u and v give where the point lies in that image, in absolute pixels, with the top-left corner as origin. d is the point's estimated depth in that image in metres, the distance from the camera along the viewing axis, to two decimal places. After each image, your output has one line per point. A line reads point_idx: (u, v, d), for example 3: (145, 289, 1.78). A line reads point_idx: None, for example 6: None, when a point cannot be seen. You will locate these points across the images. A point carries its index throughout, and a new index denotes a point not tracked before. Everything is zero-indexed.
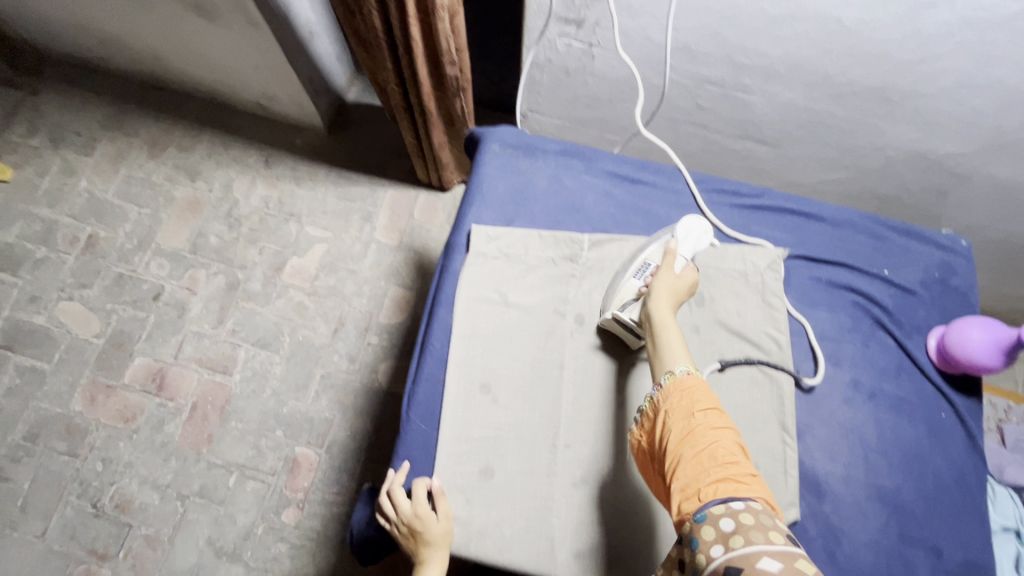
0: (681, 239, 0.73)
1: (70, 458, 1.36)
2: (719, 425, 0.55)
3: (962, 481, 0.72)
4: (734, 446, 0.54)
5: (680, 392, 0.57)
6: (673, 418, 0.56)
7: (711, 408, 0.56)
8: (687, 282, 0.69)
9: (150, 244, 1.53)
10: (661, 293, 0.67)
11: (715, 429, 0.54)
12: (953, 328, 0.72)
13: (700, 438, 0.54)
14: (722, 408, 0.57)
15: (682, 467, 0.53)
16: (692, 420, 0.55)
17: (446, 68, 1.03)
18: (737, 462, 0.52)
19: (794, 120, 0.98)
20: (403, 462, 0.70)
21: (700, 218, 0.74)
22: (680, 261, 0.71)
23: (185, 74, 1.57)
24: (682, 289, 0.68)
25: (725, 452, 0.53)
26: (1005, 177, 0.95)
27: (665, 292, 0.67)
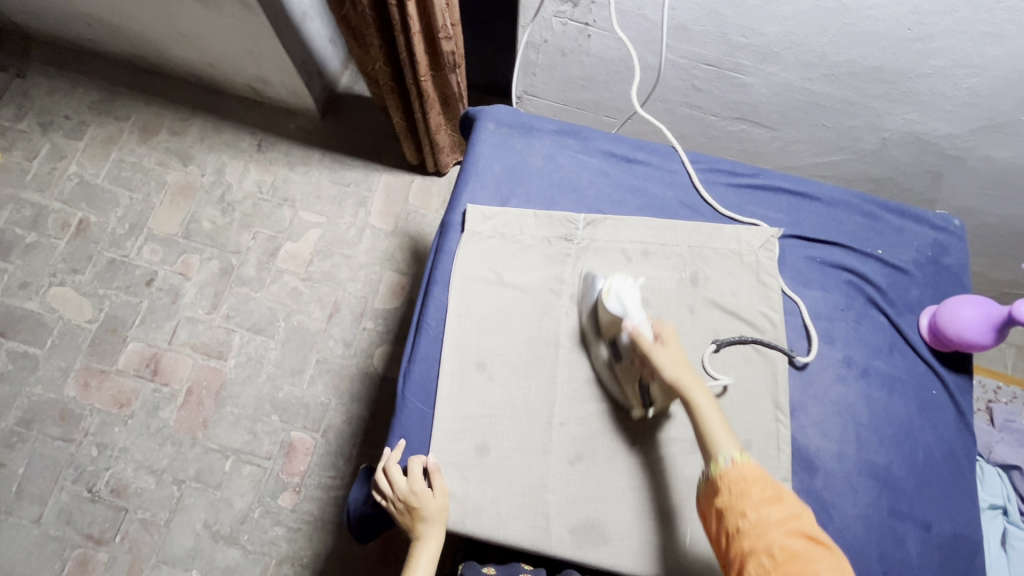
0: (626, 309, 0.67)
1: (65, 443, 1.35)
2: (776, 518, 0.55)
3: (952, 458, 0.73)
4: (794, 538, 0.54)
5: (729, 488, 0.58)
6: (728, 518, 0.57)
7: (765, 502, 0.56)
8: (675, 343, 0.66)
9: (142, 229, 1.52)
10: (676, 375, 0.63)
11: (771, 526, 0.55)
12: (946, 306, 0.73)
13: (756, 538, 0.55)
14: (778, 496, 0.57)
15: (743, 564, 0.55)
16: (745, 519, 0.56)
17: (442, 44, 1.01)
18: (799, 553, 0.53)
19: (790, 101, 0.98)
20: (399, 440, 0.70)
21: (622, 275, 0.69)
22: (647, 330, 0.66)
23: (176, 57, 1.54)
24: (681, 355, 0.65)
25: (782, 550, 0.53)
26: (1002, 159, 0.95)
27: (680, 374, 0.63)
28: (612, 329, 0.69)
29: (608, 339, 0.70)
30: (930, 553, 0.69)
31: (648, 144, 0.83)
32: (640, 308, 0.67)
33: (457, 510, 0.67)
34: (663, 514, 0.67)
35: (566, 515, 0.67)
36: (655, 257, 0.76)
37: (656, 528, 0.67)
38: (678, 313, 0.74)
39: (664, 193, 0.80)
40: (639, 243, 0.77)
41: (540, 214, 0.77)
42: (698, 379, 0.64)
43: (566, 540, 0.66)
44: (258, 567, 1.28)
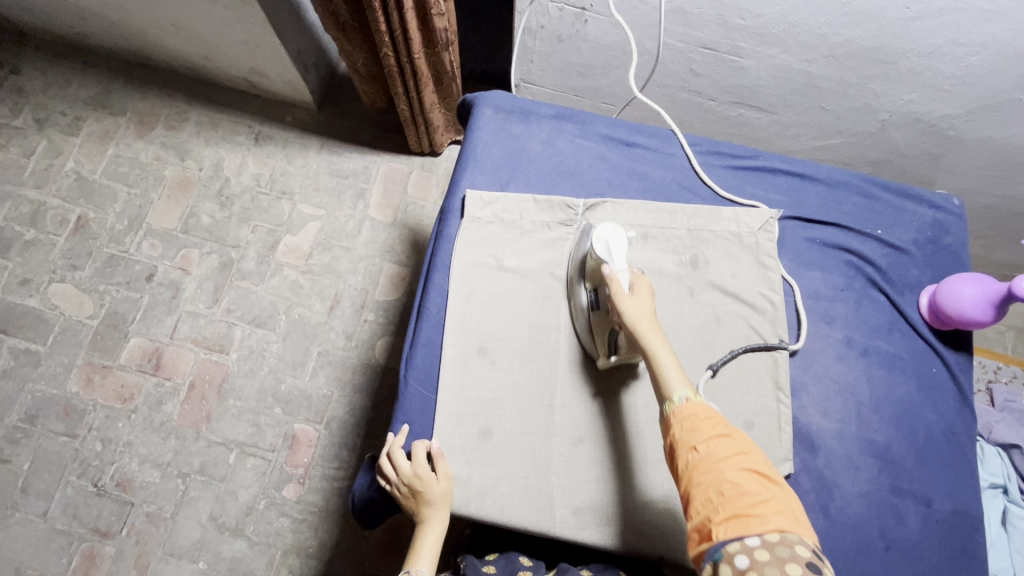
0: (608, 257, 0.68)
1: (70, 438, 1.36)
2: (724, 454, 0.56)
3: (952, 435, 0.73)
4: (742, 474, 0.55)
5: (680, 423, 0.59)
6: (680, 454, 0.58)
7: (715, 437, 0.57)
8: (648, 300, 0.67)
9: (141, 224, 1.51)
10: (638, 322, 0.64)
11: (720, 460, 0.55)
12: (946, 284, 0.73)
13: (705, 472, 0.55)
14: (727, 434, 0.58)
15: (693, 500, 0.55)
16: (695, 453, 0.57)
17: (435, 21, 1.00)
18: (746, 492, 0.53)
19: (789, 83, 0.97)
20: (402, 425, 0.70)
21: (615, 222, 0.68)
22: (625, 278, 0.67)
23: (171, 50, 1.53)
24: (651, 310, 0.67)
25: (729, 486, 0.54)
26: (1001, 139, 0.95)
27: (640, 321, 0.65)
28: (595, 278, 0.70)
29: (590, 287, 0.71)
30: (930, 529, 0.70)
31: (647, 128, 0.83)
32: (622, 257, 0.68)
33: (461, 493, 0.67)
34: (666, 494, 0.68)
35: (570, 498, 0.68)
36: (654, 241, 0.76)
37: (659, 507, 0.68)
38: (678, 296, 0.74)
39: (663, 177, 0.80)
40: (639, 227, 0.77)
41: (540, 198, 0.77)
42: (659, 329, 0.66)
43: (569, 521, 0.67)
44: (264, 558, 1.29)
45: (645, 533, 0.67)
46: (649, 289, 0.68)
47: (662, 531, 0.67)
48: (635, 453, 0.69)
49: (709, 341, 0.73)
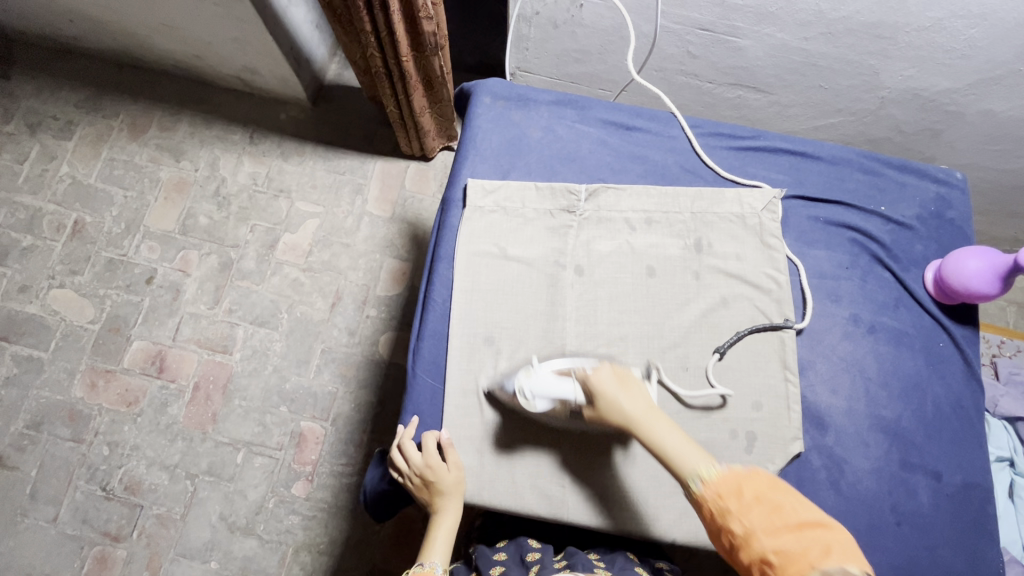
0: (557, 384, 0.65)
1: (76, 443, 1.36)
2: (760, 521, 0.54)
3: (961, 409, 0.73)
4: (785, 536, 0.52)
5: (713, 505, 0.56)
6: (724, 537, 0.55)
7: (748, 506, 0.55)
8: (612, 381, 0.64)
9: (138, 227, 1.51)
10: (626, 422, 0.62)
11: (760, 530, 0.53)
12: (951, 258, 0.73)
13: (752, 548, 0.53)
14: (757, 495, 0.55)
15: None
16: (735, 533, 0.54)
17: (423, 25, 0.99)
18: (795, 557, 0.51)
19: (787, 63, 0.97)
20: (412, 417, 0.70)
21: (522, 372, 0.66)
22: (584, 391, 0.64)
23: (162, 50, 1.51)
24: (625, 393, 0.64)
25: (779, 558, 0.51)
26: (1001, 112, 0.95)
27: (624, 420, 0.63)
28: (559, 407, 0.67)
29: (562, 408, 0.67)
30: (942, 503, 0.70)
31: (648, 112, 0.82)
32: (558, 378, 0.65)
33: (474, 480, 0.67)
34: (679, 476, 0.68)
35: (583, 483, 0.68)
36: (658, 225, 0.76)
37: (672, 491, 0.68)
38: (685, 280, 0.74)
39: (666, 160, 0.80)
40: (643, 211, 0.76)
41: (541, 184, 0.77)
42: (646, 408, 0.63)
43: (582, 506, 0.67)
44: (276, 556, 1.29)
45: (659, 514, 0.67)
46: (606, 370, 0.66)
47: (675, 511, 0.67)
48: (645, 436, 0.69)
49: (717, 325, 0.73)
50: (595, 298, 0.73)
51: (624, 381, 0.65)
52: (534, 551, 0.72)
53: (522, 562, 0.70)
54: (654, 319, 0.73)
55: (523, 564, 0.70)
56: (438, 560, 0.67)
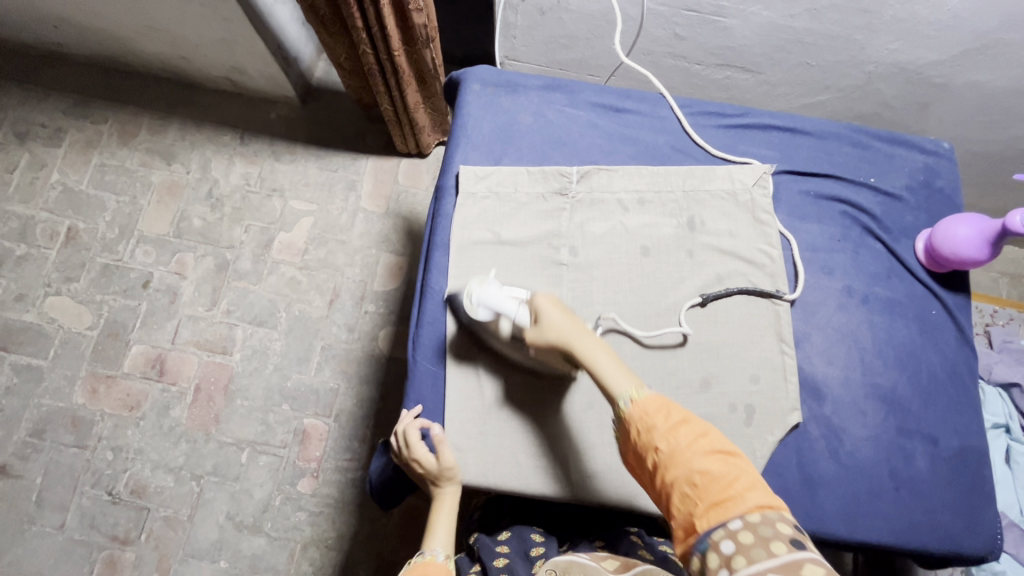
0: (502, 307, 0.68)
1: (80, 449, 1.36)
2: (686, 441, 0.53)
3: (954, 374, 0.74)
4: (710, 457, 0.52)
5: (637, 424, 0.56)
6: (646, 455, 0.55)
7: (674, 426, 0.55)
8: (556, 308, 0.66)
9: (132, 232, 1.50)
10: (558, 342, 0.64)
11: (685, 449, 0.53)
12: (941, 226, 0.73)
13: (675, 466, 0.53)
14: (686, 417, 0.55)
15: (676, 508, 0.52)
16: (659, 451, 0.54)
17: (413, 17, 0.98)
18: (719, 476, 0.51)
19: (774, 41, 0.97)
20: (413, 403, 0.71)
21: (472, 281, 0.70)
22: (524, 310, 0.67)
23: (148, 53, 1.50)
24: (566, 318, 0.66)
25: (701, 474, 0.51)
26: (987, 82, 0.96)
27: (559, 339, 0.64)
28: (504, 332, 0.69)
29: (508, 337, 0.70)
30: (939, 467, 0.71)
31: (638, 93, 0.83)
32: (505, 300, 0.68)
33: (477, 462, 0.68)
34: None
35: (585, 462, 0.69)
36: (650, 205, 0.77)
37: None
38: (678, 258, 0.75)
39: (656, 140, 0.80)
40: (635, 192, 0.77)
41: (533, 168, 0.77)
42: (581, 331, 0.64)
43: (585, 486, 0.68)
44: (284, 553, 1.30)
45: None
46: (550, 300, 0.67)
47: None
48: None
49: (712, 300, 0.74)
50: (590, 278, 0.74)
51: (567, 312, 0.66)
52: (537, 545, 0.73)
53: (526, 556, 0.71)
54: (650, 297, 0.74)
55: (527, 557, 0.72)
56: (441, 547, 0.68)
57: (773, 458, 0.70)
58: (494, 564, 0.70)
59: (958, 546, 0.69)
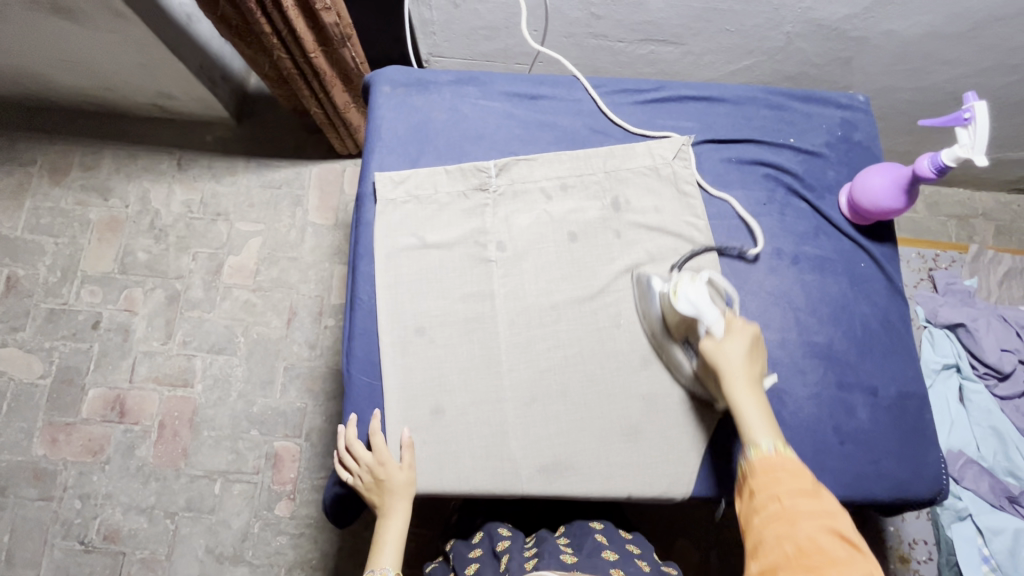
0: (693, 309, 0.64)
1: (46, 502, 1.32)
2: (806, 509, 0.55)
3: (888, 324, 0.75)
4: (825, 532, 0.53)
5: (761, 474, 0.59)
6: (759, 499, 0.58)
7: (799, 493, 0.56)
8: (744, 347, 0.63)
9: (76, 273, 1.46)
10: (727, 369, 0.63)
11: (802, 515, 0.55)
12: (859, 178, 0.74)
13: (785, 522, 0.55)
14: (815, 491, 0.56)
15: (757, 552, 0.55)
16: (777, 503, 0.56)
17: (322, 17, 0.94)
18: (826, 549, 0.52)
19: (689, 11, 0.97)
20: (351, 415, 0.70)
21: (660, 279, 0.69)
22: (720, 322, 0.64)
23: (68, 87, 1.45)
24: (749, 357, 0.63)
25: (807, 541, 0.53)
26: (902, 31, 0.96)
27: (725, 368, 0.63)
28: (680, 331, 0.68)
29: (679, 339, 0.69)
30: (880, 417, 0.72)
31: (552, 78, 0.82)
32: (711, 306, 0.64)
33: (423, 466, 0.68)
34: (625, 432, 0.69)
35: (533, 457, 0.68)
36: (573, 190, 0.76)
37: (618, 446, 0.69)
38: (606, 240, 0.74)
39: (574, 124, 0.79)
40: (556, 178, 0.76)
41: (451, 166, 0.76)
42: (753, 377, 0.63)
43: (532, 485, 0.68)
44: None
45: (611, 474, 0.68)
46: (746, 337, 0.64)
47: (628, 468, 0.68)
48: (586, 399, 0.70)
49: (642, 277, 0.73)
50: (520, 270, 0.73)
51: (753, 352, 0.64)
52: (504, 540, 0.73)
53: (495, 555, 0.72)
54: (581, 282, 0.73)
55: (495, 555, 0.72)
56: (389, 566, 0.68)
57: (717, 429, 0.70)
58: (466, 571, 0.71)
59: (906, 492, 0.70)
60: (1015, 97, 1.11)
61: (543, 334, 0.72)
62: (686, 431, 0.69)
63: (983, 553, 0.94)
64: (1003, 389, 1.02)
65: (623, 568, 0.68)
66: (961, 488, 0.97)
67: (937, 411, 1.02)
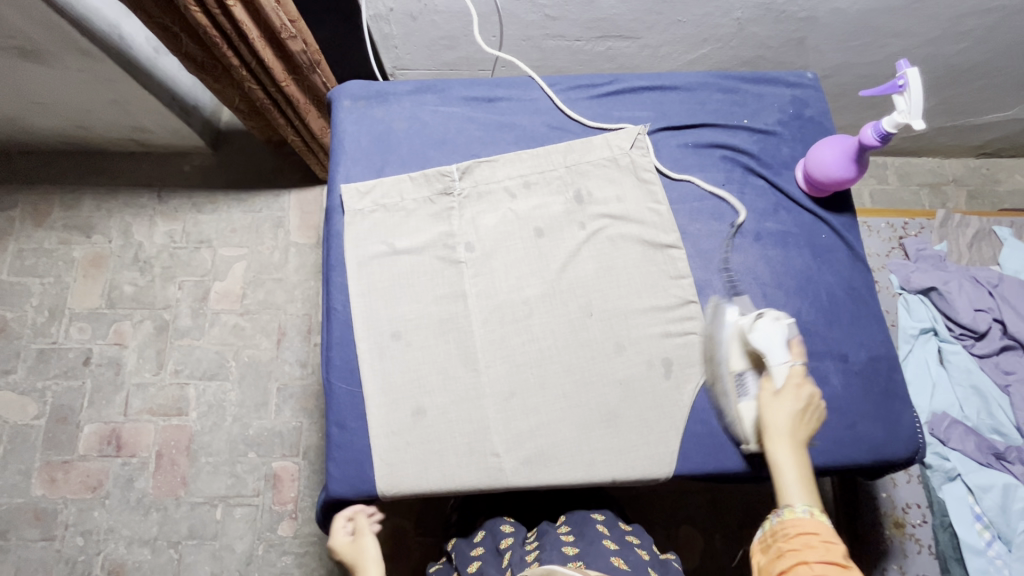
0: (767, 348, 0.68)
1: (48, 541, 1.32)
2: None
3: (853, 290, 0.77)
4: None
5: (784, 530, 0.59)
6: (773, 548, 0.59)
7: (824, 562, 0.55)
8: (792, 412, 0.65)
9: (63, 311, 1.47)
10: (773, 425, 0.64)
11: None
12: (811, 152, 0.77)
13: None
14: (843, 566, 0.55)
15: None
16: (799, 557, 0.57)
17: (290, 45, 0.96)
18: None
19: (640, 5, 0.99)
20: (334, 425, 0.71)
21: (779, 317, 0.69)
22: (779, 367, 0.67)
23: (43, 129, 1.47)
24: (795, 419, 0.65)
25: None
26: (847, 8, 0.99)
27: (770, 424, 0.65)
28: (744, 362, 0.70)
29: (734, 374, 0.71)
30: (853, 381, 0.73)
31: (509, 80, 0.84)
32: (779, 349, 0.67)
33: (410, 462, 0.69)
34: (603, 418, 0.70)
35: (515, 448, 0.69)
36: (536, 187, 0.78)
37: (598, 434, 0.70)
38: (570, 232, 0.76)
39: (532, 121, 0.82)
40: (519, 177, 0.78)
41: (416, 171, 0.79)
42: (797, 440, 0.64)
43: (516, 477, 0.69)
44: None
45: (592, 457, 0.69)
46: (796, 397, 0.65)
47: (607, 454, 0.69)
48: (564, 388, 0.71)
49: (607, 264, 0.75)
50: (490, 267, 0.75)
51: (800, 416, 0.65)
52: (507, 537, 0.74)
53: (498, 552, 0.73)
54: (552, 276, 0.75)
55: (499, 553, 0.73)
56: None
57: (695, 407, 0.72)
58: (467, 569, 0.72)
59: (884, 453, 0.72)
60: (966, 63, 1.13)
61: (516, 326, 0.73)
62: (666, 411, 0.71)
63: (975, 511, 0.95)
64: (980, 348, 1.03)
65: (623, 556, 0.69)
66: (948, 449, 0.98)
67: (916, 375, 1.04)
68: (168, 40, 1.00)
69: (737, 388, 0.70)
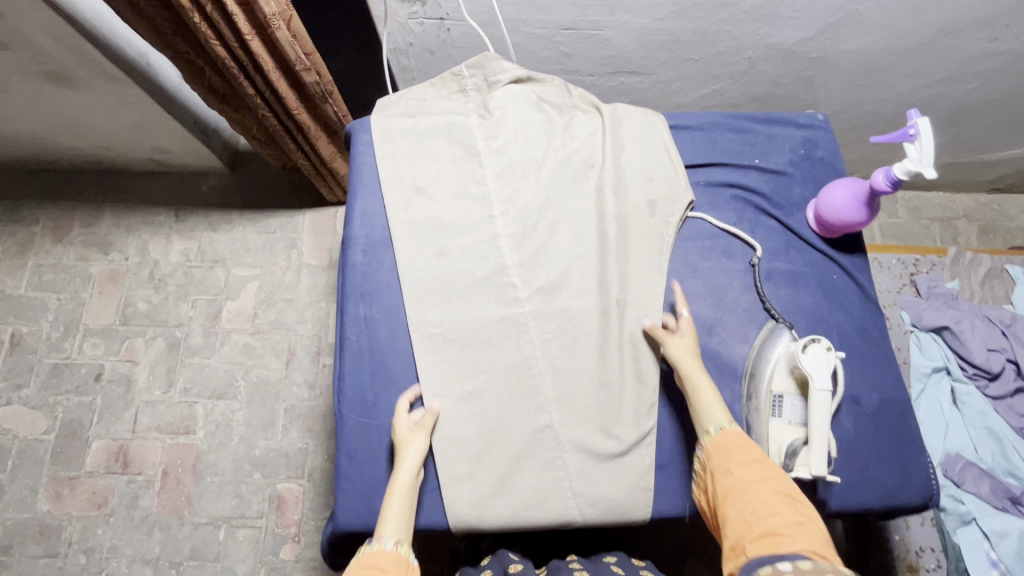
0: (811, 373, 0.66)
1: (51, 558, 1.32)
2: (757, 478, 0.60)
3: (864, 332, 0.77)
4: (776, 495, 0.58)
5: (715, 453, 0.64)
6: (717, 476, 0.63)
7: (748, 462, 0.62)
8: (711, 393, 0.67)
9: (78, 327, 1.49)
10: (683, 364, 0.69)
11: (753, 483, 0.59)
12: (823, 194, 0.78)
13: (738, 493, 0.60)
14: (762, 461, 0.62)
15: (727, 528, 0.58)
16: (731, 475, 0.62)
17: (303, 77, 0.98)
18: (775, 510, 0.56)
19: (653, 44, 1.01)
20: (346, 456, 0.72)
21: (826, 342, 0.67)
22: (819, 396, 0.65)
23: (69, 149, 1.51)
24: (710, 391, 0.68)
25: (764, 504, 0.57)
26: (857, 49, 1.01)
27: (683, 362, 0.69)
28: (791, 384, 0.69)
29: (775, 396, 0.70)
30: (865, 424, 0.73)
31: (547, 93, 0.85)
32: (826, 379, 0.65)
33: (428, 484, 0.71)
34: (606, 453, 0.71)
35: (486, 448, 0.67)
36: None
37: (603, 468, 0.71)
38: (597, 218, 0.78)
39: (564, 134, 0.83)
40: None
41: (457, 154, 0.81)
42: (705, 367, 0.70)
43: (466, 509, 0.69)
44: None
45: (564, 447, 0.71)
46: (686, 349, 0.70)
47: (615, 481, 0.70)
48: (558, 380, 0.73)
49: (620, 244, 0.78)
50: (527, 243, 0.77)
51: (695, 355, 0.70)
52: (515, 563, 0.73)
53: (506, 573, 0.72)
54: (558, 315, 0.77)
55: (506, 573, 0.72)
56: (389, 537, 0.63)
57: (695, 437, 0.72)
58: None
59: (898, 499, 0.71)
60: (975, 103, 1.14)
61: (529, 311, 0.75)
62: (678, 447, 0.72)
63: (991, 557, 0.93)
64: (994, 389, 1.02)
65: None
66: (962, 491, 0.97)
67: (930, 416, 1.03)
68: (189, 73, 1.05)
69: (773, 406, 0.69)
